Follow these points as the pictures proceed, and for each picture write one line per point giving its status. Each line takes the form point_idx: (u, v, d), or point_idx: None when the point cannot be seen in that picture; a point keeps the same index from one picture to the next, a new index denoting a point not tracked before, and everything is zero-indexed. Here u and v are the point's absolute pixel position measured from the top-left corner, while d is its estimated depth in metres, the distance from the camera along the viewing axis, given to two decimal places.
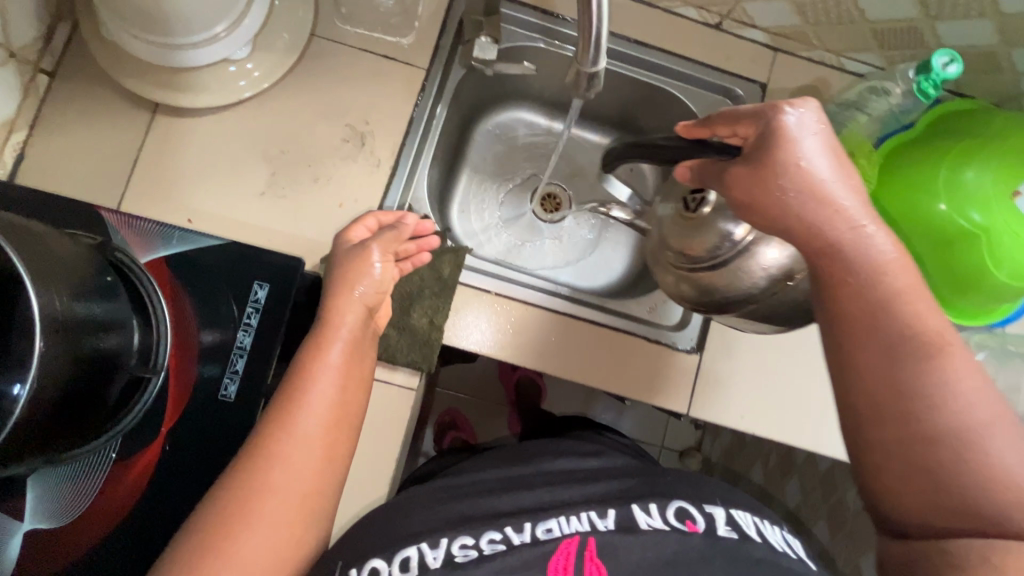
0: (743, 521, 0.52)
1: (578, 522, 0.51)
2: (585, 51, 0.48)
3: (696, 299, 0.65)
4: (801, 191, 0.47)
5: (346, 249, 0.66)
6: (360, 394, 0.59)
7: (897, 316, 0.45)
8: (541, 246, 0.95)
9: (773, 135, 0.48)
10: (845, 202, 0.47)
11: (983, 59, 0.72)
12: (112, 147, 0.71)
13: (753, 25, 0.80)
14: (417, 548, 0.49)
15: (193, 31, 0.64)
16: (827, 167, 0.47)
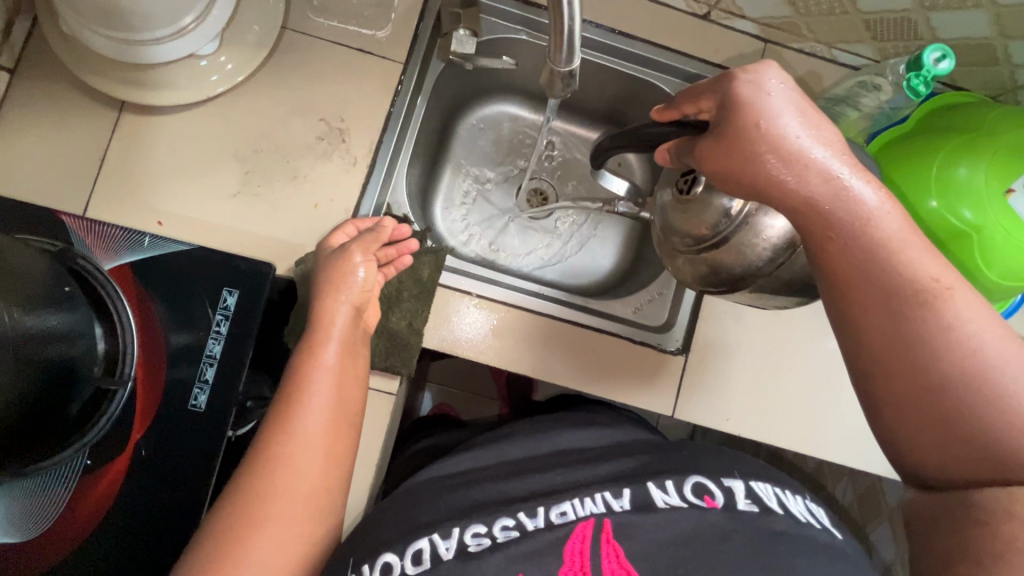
0: (764, 493, 0.51)
1: (593, 504, 0.50)
2: (557, 50, 0.48)
3: (704, 282, 0.62)
4: (782, 160, 0.44)
5: (328, 253, 0.65)
6: (359, 391, 0.59)
7: (893, 266, 0.43)
8: (529, 238, 0.93)
9: (731, 102, 0.45)
10: (828, 158, 0.44)
11: (978, 51, 0.70)
12: (78, 147, 0.68)
13: (741, 15, 0.77)
14: (429, 540, 0.48)
15: (157, 25, 0.61)
16: (796, 124, 0.44)
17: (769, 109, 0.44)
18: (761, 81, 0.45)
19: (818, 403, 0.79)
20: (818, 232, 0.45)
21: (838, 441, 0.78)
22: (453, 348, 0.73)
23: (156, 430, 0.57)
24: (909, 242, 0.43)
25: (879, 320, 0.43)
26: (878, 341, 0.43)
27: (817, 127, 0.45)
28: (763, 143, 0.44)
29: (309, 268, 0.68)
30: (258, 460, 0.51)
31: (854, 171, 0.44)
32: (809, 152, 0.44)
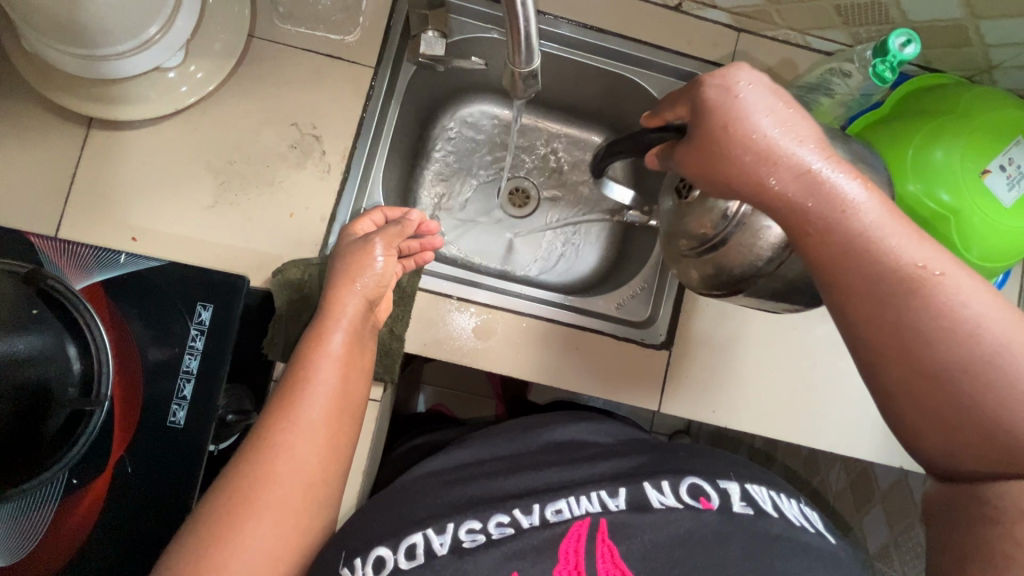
0: (758, 495, 0.51)
1: (588, 503, 0.50)
2: (517, 54, 0.49)
3: (705, 280, 0.62)
4: (762, 159, 0.42)
5: (351, 242, 0.62)
6: (362, 384, 0.56)
7: (875, 253, 0.41)
8: (523, 239, 0.93)
9: (699, 109, 0.43)
10: (807, 158, 0.41)
11: (950, 33, 0.70)
12: (47, 165, 0.68)
13: (713, 5, 0.77)
14: (424, 535, 0.48)
15: (119, 39, 0.60)
16: (769, 125, 0.41)
17: (739, 116, 0.41)
18: (729, 84, 0.42)
19: (806, 391, 0.78)
20: (796, 227, 0.43)
21: (828, 429, 0.78)
22: (438, 352, 0.73)
23: (140, 445, 0.57)
24: (889, 231, 0.41)
25: (869, 303, 0.41)
26: (875, 326, 0.42)
27: (790, 126, 0.42)
28: (727, 154, 0.42)
29: (286, 277, 0.67)
30: (258, 446, 0.49)
31: (831, 165, 0.42)
32: (782, 152, 0.41)
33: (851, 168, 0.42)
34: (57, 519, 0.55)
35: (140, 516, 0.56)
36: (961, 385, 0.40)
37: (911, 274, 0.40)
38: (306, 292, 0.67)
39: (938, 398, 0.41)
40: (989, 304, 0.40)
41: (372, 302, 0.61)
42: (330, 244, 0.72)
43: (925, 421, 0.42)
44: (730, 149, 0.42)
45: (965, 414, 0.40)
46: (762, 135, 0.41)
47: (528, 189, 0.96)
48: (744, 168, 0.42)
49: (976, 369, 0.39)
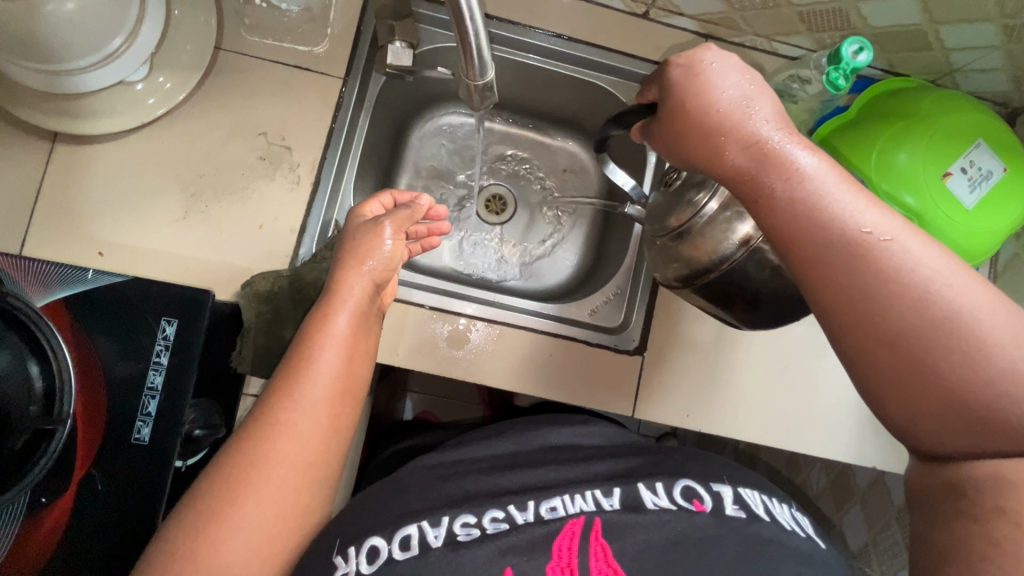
0: (751, 499, 0.51)
1: (583, 501, 0.50)
2: (470, 65, 0.49)
3: (673, 270, 0.63)
4: (715, 130, 0.45)
5: (360, 223, 0.61)
6: (363, 374, 0.56)
7: (826, 218, 0.41)
8: (505, 241, 0.94)
9: (666, 87, 0.48)
10: (761, 127, 0.44)
11: (912, 38, 0.71)
12: (15, 181, 0.67)
13: (680, 12, 0.77)
14: (418, 527, 0.48)
15: (82, 53, 0.60)
16: (727, 99, 0.45)
17: (698, 93, 0.46)
18: (692, 66, 0.47)
19: (781, 392, 0.78)
20: (748, 196, 0.45)
21: (802, 430, 0.78)
22: (414, 363, 0.73)
23: (107, 460, 0.56)
24: (839, 193, 0.41)
25: (825, 269, 0.41)
26: (838, 291, 0.40)
27: (749, 99, 0.45)
28: (689, 127, 0.47)
29: (254, 290, 0.68)
30: (261, 423, 0.49)
31: (782, 135, 0.44)
32: (734, 123, 0.45)
33: (805, 140, 0.44)
34: (17, 538, 0.54)
35: (110, 529, 0.56)
36: (926, 353, 0.37)
37: (859, 239, 0.40)
38: (276, 304, 0.68)
39: (901, 369, 0.38)
40: (952, 268, 0.39)
41: (377, 284, 0.60)
42: (301, 256, 0.72)
43: (893, 398, 0.39)
44: (690, 125, 0.47)
45: (943, 392, 0.37)
46: (719, 109, 0.45)
47: (506, 193, 0.97)
48: (700, 139, 0.46)
49: (940, 334, 0.37)
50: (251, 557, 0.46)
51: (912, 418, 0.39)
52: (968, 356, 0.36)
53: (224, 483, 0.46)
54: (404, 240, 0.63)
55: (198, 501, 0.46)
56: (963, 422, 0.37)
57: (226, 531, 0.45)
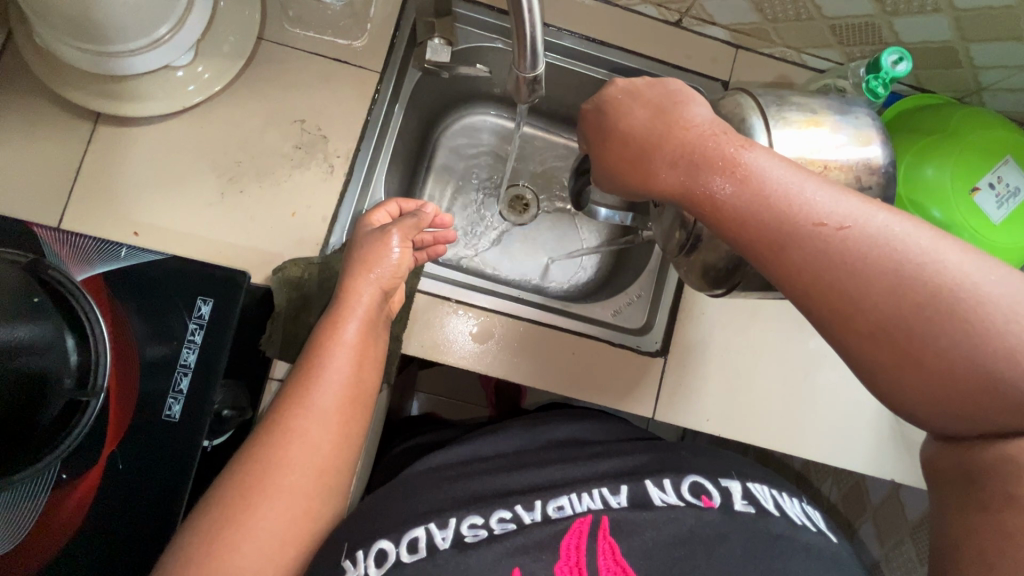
0: (760, 494, 0.51)
1: (590, 500, 0.50)
2: (523, 57, 0.50)
3: (701, 278, 0.59)
4: (641, 150, 0.48)
5: (367, 231, 0.63)
6: (373, 372, 0.57)
7: (782, 221, 0.41)
8: (534, 238, 0.95)
9: (588, 131, 0.55)
10: (697, 128, 0.46)
11: (942, 54, 0.72)
12: (54, 160, 0.68)
13: (713, 22, 0.78)
14: (426, 529, 0.48)
15: (131, 37, 0.61)
16: (643, 123, 0.49)
17: (613, 129, 0.51)
18: (601, 108, 0.52)
19: (804, 403, 0.79)
20: (699, 206, 0.45)
21: (825, 440, 0.78)
22: (435, 354, 0.74)
23: (133, 438, 0.57)
24: (804, 186, 0.42)
25: (787, 265, 0.41)
26: (807, 287, 0.41)
27: (665, 114, 0.48)
28: (617, 158, 0.51)
29: (286, 275, 0.68)
30: (271, 430, 0.50)
31: (719, 137, 0.45)
32: (654, 147, 0.47)
33: (739, 139, 0.45)
34: (43, 513, 0.54)
35: (132, 509, 0.56)
36: (920, 333, 0.37)
37: (815, 229, 0.40)
38: (306, 290, 0.69)
39: (897, 355, 0.38)
40: (926, 239, 0.39)
41: (388, 291, 0.62)
42: (332, 244, 0.73)
43: (895, 384, 0.39)
44: (616, 157, 0.51)
45: (963, 376, 0.36)
46: (633, 134, 0.49)
47: (529, 195, 0.97)
48: (630, 167, 0.50)
49: (939, 312, 0.37)
50: (266, 562, 0.46)
51: (933, 410, 0.38)
52: (978, 338, 0.36)
53: (242, 476, 0.48)
54: (412, 248, 0.64)
55: (213, 509, 0.47)
56: (988, 424, 0.37)
57: (241, 540, 0.46)
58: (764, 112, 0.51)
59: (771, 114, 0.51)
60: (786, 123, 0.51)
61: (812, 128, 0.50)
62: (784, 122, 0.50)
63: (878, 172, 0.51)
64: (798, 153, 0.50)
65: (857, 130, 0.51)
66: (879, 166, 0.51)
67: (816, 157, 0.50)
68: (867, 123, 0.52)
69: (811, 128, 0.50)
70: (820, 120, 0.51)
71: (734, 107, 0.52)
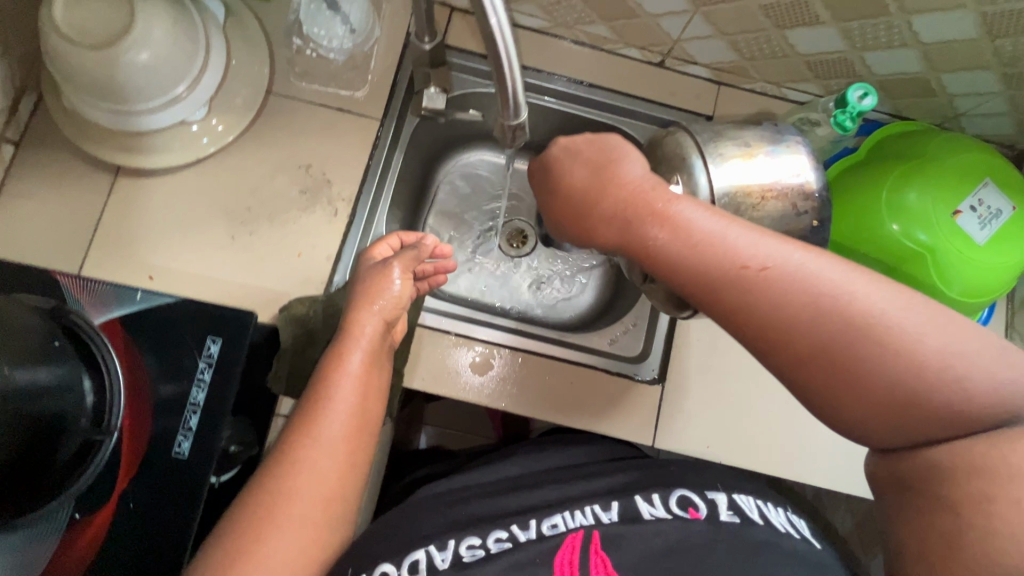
0: (745, 505, 0.52)
1: (583, 516, 0.51)
2: (505, 109, 0.54)
3: (664, 301, 0.62)
4: (583, 205, 0.54)
5: (372, 264, 0.66)
6: (377, 403, 0.59)
7: (714, 266, 0.45)
8: (531, 270, 0.97)
9: (538, 188, 0.61)
10: (631, 181, 0.51)
11: (916, 85, 0.75)
12: (76, 209, 0.73)
13: (694, 61, 0.82)
14: (426, 551, 0.49)
15: (152, 97, 0.67)
16: (583, 180, 0.54)
17: (559, 185, 0.56)
18: (547, 164, 0.58)
19: (799, 427, 0.79)
20: (640, 257, 0.49)
21: (822, 463, 0.78)
22: (435, 385, 0.75)
23: (144, 476, 0.59)
24: (728, 233, 0.46)
25: (722, 306, 0.45)
26: (743, 324, 0.45)
27: (603, 170, 0.53)
28: (565, 211, 0.56)
29: (291, 313, 0.71)
30: (276, 465, 0.52)
31: (649, 191, 0.50)
32: (596, 204, 0.52)
33: (666, 193, 0.49)
34: (58, 549, 0.56)
35: (142, 541, 0.58)
36: (852, 356, 0.41)
37: (740, 274, 0.44)
38: (311, 327, 0.71)
39: (833, 379, 0.42)
40: (838, 274, 0.43)
41: (390, 324, 0.64)
42: (336, 282, 0.76)
43: (839, 404, 0.43)
44: (563, 212, 0.56)
45: (896, 394, 0.40)
46: (574, 191, 0.55)
47: (526, 228, 1.00)
48: (575, 222, 0.55)
49: (861, 336, 0.41)
50: None
51: (879, 423, 0.42)
52: (908, 355, 0.40)
53: (257, 508, 0.49)
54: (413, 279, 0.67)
55: (223, 544, 0.48)
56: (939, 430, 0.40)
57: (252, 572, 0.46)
58: (703, 150, 0.58)
59: (710, 151, 0.58)
60: (724, 157, 0.58)
61: (747, 159, 0.59)
62: (724, 158, 0.58)
63: (812, 198, 0.60)
64: (737, 184, 0.58)
65: (784, 157, 0.60)
66: (813, 191, 0.59)
67: (751, 185, 0.58)
68: (796, 150, 0.60)
69: (746, 159, 0.59)
70: (755, 154, 0.59)
71: (676, 146, 0.60)
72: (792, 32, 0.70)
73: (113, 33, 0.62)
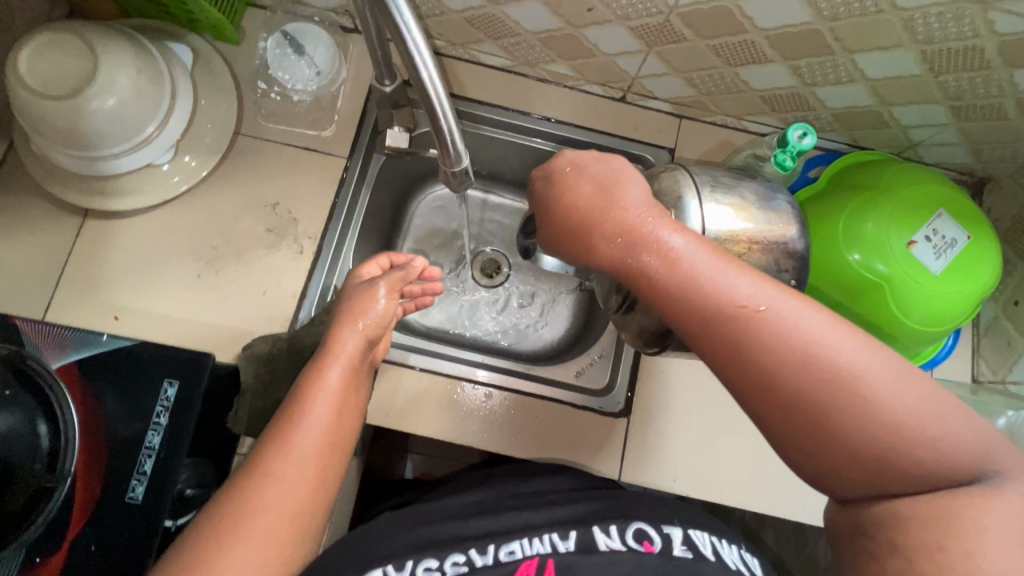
0: (701, 540, 0.51)
1: (540, 544, 0.51)
2: (447, 157, 0.58)
3: (637, 334, 0.61)
4: (579, 223, 0.51)
5: (357, 283, 0.64)
6: (354, 421, 0.55)
7: (710, 301, 0.44)
8: (503, 300, 0.98)
9: (532, 200, 0.57)
10: (631, 207, 0.49)
11: (869, 117, 0.76)
12: (43, 251, 0.74)
13: (654, 96, 0.84)
14: (382, 571, 0.48)
15: (119, 141, 0.68)
16: (586, 199, 0.51)
17: (556, 200, 0.53)
18: (549, 177, 0.54)
19: (766, 458, 0.79)
20: (637, 283, 0.47)
21: (788, 495, 0.77)
22: (398, 421, 0.75)
23: (97, 521, 0.58)
24: (723, 270, 0.45)
25: (715, 343, 0.43)
26: (734, 362, 0.43)
27: (606, 192, 0.51)
28: (561, 227, 0.53)
29: (254, 352, 0.72)
30: (246, 475, 0.47)
31: (652, 219, 0.48)
32: (596, 226, 0.50)
33: (667, 222, 0.48)
34: None
35: None
36: (835, 409, 0.40)
37: (735, 313, 0.43)
38: (273, 364, 0.73)
39: (818, 428, 0.40)
40: (827, 324, 0.42)
41: (372, 341, 0.61)
42: (301, 319, 0.76)
43: (815, 452, 0.41)
44: (560, 227, 0.53)
45: (875, 450, 0.40)
46: (574, 207, 0.52)
47: (500, 259, 1.01)
48: (571, 238, 0.52)
49: (844, 389, 0.40)
50: None
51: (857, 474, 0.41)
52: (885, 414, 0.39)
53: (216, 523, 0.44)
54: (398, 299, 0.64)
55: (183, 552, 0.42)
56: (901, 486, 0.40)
57: None
58: (699, 191, 0.59)
59: (705, 193, 0.59)
60: (716, 201, 0.59)
61: (739, 209, 0.59)
62: (717, 204, 0.59)
63: (794, 257, 0.60)
64: (726, 227, 0.58)
65: (774, 217, 0.60)
66: (795, 251, 0.59)
67: (740, 233, 0.58)
68: (787, 209, 0.61)
69: (739, 209, 0.59)
70: (748, 205, 0.59)
71: (672, 182, 0.60)
72: (743, 69, 0.72)
73: (82, 79, 0.64)
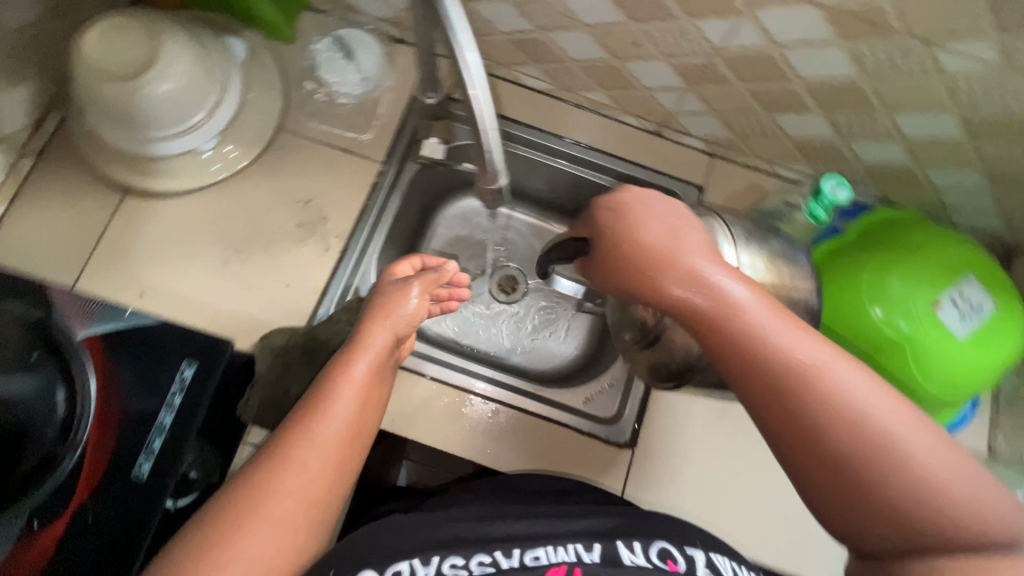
0: (724, 565, 0.50)
1: (565, 553, 0.50)
2: (484, 172, 0.59)
3: (650, 371, 0.66)
4: (644, 262, 0.45)
5: (391, 282, 0.63)
6: (377, 415, 0.55)
7: (774, 358, 0.41)
8: (518, 318, 0.98)
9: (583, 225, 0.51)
10: (699, 253, 0.44)
11: (903, 175, 0.76)
12: (80, 222, 0.76)
13: (688, 133, 0.85)
14: (409, 563, 0.48)
15: (167, 126, 0.70)
16: (652, 237, 0.45)
17: (621, 233, 0.46)
18: (613, 207, 0.47)
19: (770, 503, 0.78)
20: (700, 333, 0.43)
21: (785, 544, 0.76)
22: (404, 427, 0.75)
23: (101, 493, 0.59)
24: (788, 329, 0.42)
25: (770, 400, 0.41)
26: (789, 427, 0.41)
27: (677, 233, 0.45)
28: (618, 261, 0.46)
29: (271, 342, 0.73)
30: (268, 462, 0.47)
31: (720, 268, 0.43)
32: (666, 267, 0.44)
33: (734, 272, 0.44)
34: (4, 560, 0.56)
35: (91, 557, 0.57)
36: (883, 472, 0.39)
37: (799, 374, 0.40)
38: (289, 358, 0.73)
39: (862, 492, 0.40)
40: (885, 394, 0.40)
41: (399, 340, 0.60)
42: (319, 315, 0.77)
43: (855, 510, 0.40)
44: (620, 262, 0.46)
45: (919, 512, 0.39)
46: (640, 245, 0.45)
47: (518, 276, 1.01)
48: (630, 277, 0.46)
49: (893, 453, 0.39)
50: None
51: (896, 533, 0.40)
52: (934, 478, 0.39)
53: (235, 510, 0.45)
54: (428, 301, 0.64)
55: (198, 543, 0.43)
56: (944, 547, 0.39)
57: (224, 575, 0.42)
58: (734, 241, 0.58)
59: (739, 245, 0.58)
60: (748, 253, 0.58)
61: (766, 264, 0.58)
62: (749, 258, 0.58)
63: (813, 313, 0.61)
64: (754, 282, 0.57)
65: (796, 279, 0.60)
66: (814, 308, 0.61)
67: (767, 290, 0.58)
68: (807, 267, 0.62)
69: (767, 266, 0.58)
70: (776, 262, 0.59)
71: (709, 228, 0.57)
72: (781, 116, 0.73)
73: (143, 64, 0.67)
